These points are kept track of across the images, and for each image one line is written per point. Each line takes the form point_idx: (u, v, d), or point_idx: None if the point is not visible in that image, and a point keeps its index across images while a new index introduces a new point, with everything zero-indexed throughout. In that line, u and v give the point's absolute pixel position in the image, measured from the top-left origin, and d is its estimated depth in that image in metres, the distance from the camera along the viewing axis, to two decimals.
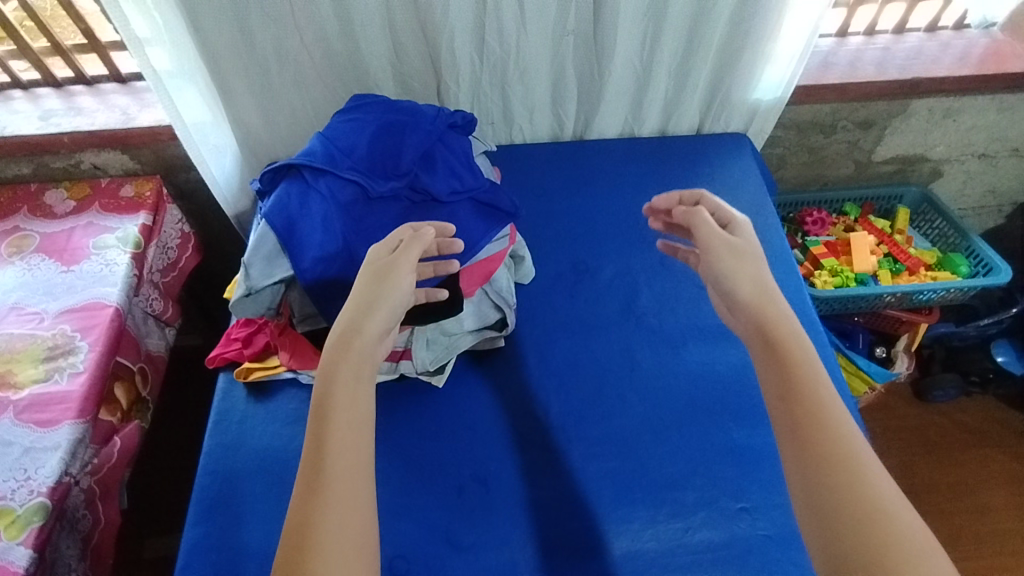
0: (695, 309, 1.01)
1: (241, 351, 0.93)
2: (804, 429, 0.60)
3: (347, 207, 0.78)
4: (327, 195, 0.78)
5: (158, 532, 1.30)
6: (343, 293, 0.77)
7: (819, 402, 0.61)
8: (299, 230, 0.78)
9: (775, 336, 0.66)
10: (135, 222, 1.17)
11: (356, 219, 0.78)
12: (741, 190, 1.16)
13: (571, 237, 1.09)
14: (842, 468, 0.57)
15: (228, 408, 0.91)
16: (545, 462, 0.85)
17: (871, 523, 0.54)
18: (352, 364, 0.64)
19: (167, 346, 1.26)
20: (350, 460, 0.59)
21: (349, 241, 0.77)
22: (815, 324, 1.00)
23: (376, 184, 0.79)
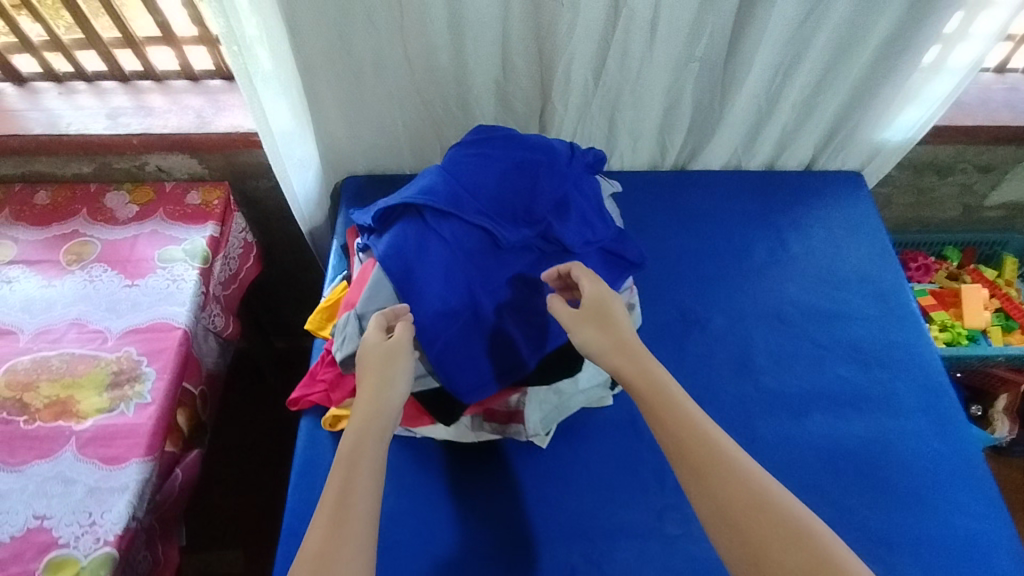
0: (817, 372, 0.92)
1: (327, 394, 0.85)
2: (710, 482, 0.55)
3: (474, 256, 0.69)
4: (453, 240, 0.69)
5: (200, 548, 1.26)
6: (464, 354, 0.70)
7: (706, 437, 0.57)
8: (419, 278, 0.69)
9: (649, 394, 0.61)
10: (202, 233, 1.08)
11: (483, 273, 0.70)
12: (861, 237, 1.06)
13: (678, 281, 1.00)
14: (743, 502, 0.53)
15: (313, 458, 0.83)
16: (662, 543, 0.77)
17: (800, 554, 0.50)
18: (367, 437, 0.58)
19: (224, 364, 1.19)
20: (361, 522, 0.53)
21: (474, 296, 0.69)
22: (951, 398, 0.90)
23: (507, 233, 0.70)
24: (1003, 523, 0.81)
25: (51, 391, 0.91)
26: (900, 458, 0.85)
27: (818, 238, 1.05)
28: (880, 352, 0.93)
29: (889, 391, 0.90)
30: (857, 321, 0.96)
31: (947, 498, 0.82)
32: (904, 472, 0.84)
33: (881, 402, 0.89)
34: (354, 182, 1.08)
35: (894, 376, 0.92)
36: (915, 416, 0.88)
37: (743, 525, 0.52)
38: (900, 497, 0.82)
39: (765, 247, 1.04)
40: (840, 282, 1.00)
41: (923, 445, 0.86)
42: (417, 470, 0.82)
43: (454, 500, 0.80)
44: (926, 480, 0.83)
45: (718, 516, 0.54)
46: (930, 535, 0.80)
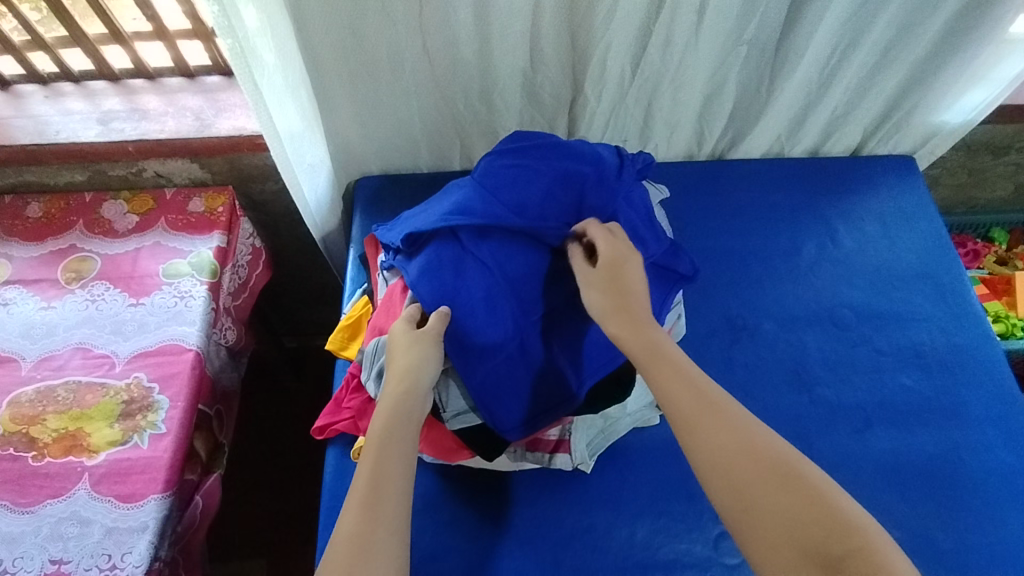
0: (876, 380, 0.86)
1: (354, 423, 0.79)
2: (703, 433, 0.52)
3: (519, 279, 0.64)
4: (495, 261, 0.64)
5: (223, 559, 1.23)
6: (508, 389, 0.63)
7: (699, 389, 0.54)
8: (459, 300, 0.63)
9: (647, 351, 0.57)
10: (209, 244, 1.01)
11: (529, 295, 0.64)
12: (916, 230, 0.99)
13: (721, 284, 0.93)
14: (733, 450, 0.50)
15: (342, 492, 0.78)
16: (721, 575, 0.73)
17: (789, 499, 0.47)
18: (397, 418, 0.55)
19: (238, 377, 1.13)
20: (395, 506, 0.50)
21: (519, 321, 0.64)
22: (1020, 404, 0.85)
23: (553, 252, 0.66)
24: None
25: (58, 424, 0.86)
26: (969, 473, 0.80)
27: (869, 231, 0.98)
28: (942, 357, 0.88)
29: (954, 399, 0.84)
30: (914, 323, 0.90)
31: (1021, 515, 0.77)
32: (974, 489, 0.79)
33: (946, 412, 0.84)
34: (370, 184, 1.00)
35: (958, 382, 0.86)
36: (982, 425, 0.83)
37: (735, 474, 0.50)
38: (974, 516, 0.77)
39: (813, 244, 0.97)
40: (895, 281, 0.94)
41: (993, 457, 0.81)
42: (454, 501, 0.77)
43: (497, 533, 0.75)
44: (997, 496, 0.78)
45: (710, 466, 0.51)
46: (1007, 555, 0.75)
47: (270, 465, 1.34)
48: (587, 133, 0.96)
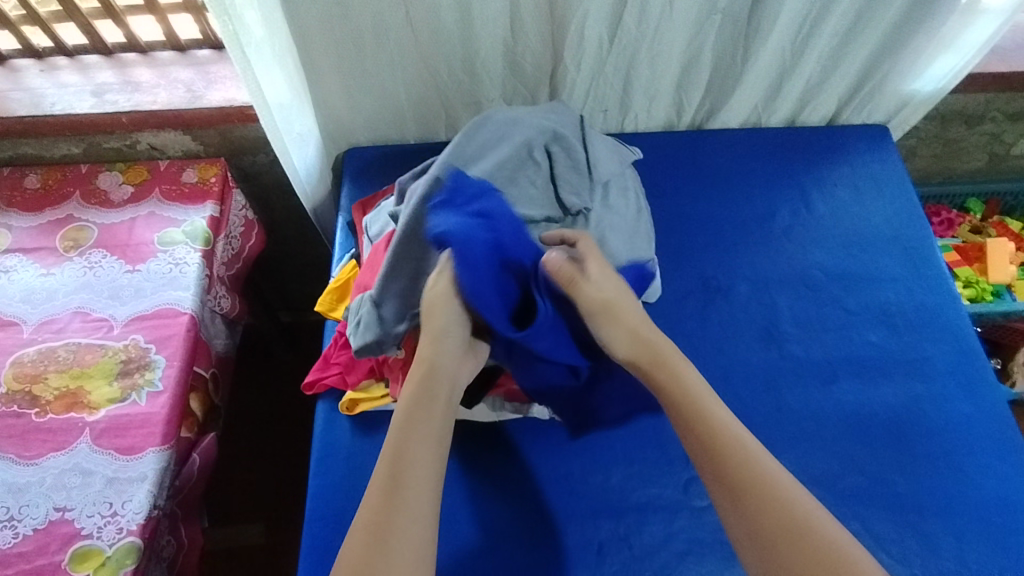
0: (844, 337, 0.89)
1: (343, 377, 0.83)
2: (710, 453, 0.62)
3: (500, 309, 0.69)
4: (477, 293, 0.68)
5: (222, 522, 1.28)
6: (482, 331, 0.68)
7: (707, 414, 0.65)
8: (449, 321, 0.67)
9: (669, 377, 0.67)
10: (202, 213, 1.05)
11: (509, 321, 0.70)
12: (888, 195, 1.02)
13: (697, 247, 0.96)
14: (735, 470, 0.61)
15: (331, 443, 0.82)
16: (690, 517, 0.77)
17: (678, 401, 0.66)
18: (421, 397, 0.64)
19: (233, 343, 1.17)
20: (415, 495, 0.58)
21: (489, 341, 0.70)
22: (981, 360, 0.88)
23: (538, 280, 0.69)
24: None
25: (60, 382, 0.89)
26: (928, 422, 0.83)
27: (842, 196, 1.01)
28: (908, 316, 0.91)
29: (917, 355, 0.88)
30: (883, 282, 0.94)
31: (976, 462, 0.81)
32: (933, 436, 0.82)
33: (909, 366, 0.87)
34: (358, 156, 1.03)
35: (922, 338, 0.89)
36: (944, 378, 0.86)
37: (735, 488, 0.60)
38: (932, 462, 0.81)
39: (788, 209, 1.00)
40: (866, 244, 0.97)
41: (952, 408, 0.84)
42: None
43: (478, 480, 0.79)
44: (956, 444, 0.82)
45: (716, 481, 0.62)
46: (960, 498, 0.79)
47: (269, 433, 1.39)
48: (568, 102, 0.99)
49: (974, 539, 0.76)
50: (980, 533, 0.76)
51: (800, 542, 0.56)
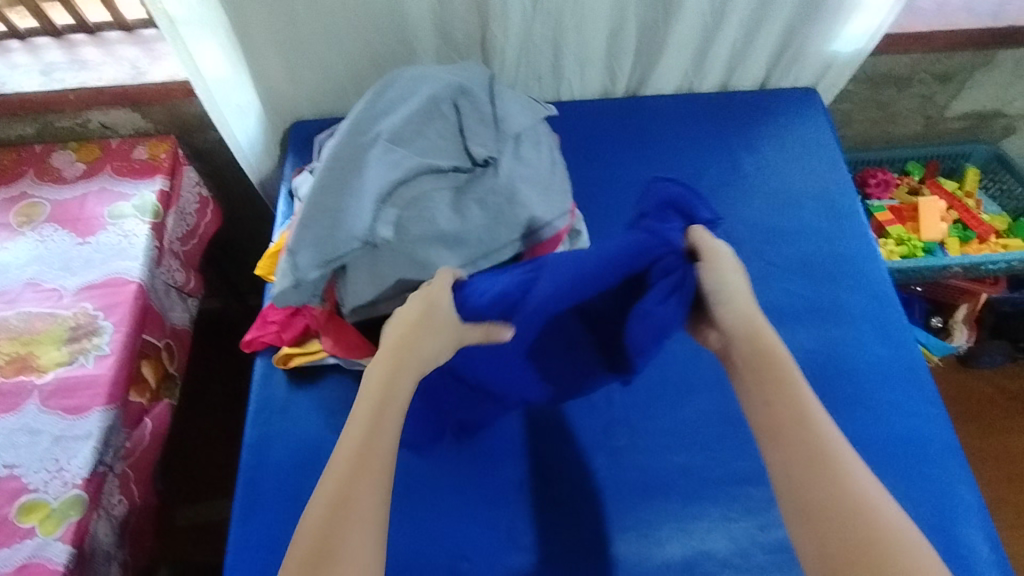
0: (765, 287, 0.93)
1: (279, 335, 0.87)
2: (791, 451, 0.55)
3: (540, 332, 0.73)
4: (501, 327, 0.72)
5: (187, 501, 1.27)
6: (387, 274, 0.70)
7: (802, 412, 0.56)
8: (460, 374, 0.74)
9: (765, 366, 0.59)
10: (152, 187, 1.08)
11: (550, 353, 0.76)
12: (813, 154, 1.05)
13: (626, 207, 1.00)
14: (813, 477, 0.53)
15: (268, 397, 0.85)
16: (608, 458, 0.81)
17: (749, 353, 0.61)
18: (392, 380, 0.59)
19: (190, 317, 1.19)
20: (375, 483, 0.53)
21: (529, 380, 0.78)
22: (894, 306, 0.92)
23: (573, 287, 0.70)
24: (935, 419, 0.84)
25: (10, 348, 0.93)
26: (841, 364, 0.87)
27: (768, 156, 1.05)
28: (825, 265, 0.95)
29: (833, 302, 0.92)
30: (805, 237, 0.97)
31: (885, 400, 0.85)
32: (846, 378, 0.86)
33: (826, 313, 0.91)
34: (302, 129, 1.06)
35: (839, 288, 0.93)
36: (859, 324, 0.90)
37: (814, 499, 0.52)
38: (842, 402, 0.84)
39: (715, 169, 1.03)
40: (789, 201, 1.01)
41: (865, 351, 0.88)
42: None
43: None
44: (866, 384, 0.86)
45: (787, 485, 0.54)
46: (869, 435, 0.82)
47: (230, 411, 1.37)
48: (500, 70, 1.02)
49: (880, 471, 0.80)
50: (884, 465, 0.80)
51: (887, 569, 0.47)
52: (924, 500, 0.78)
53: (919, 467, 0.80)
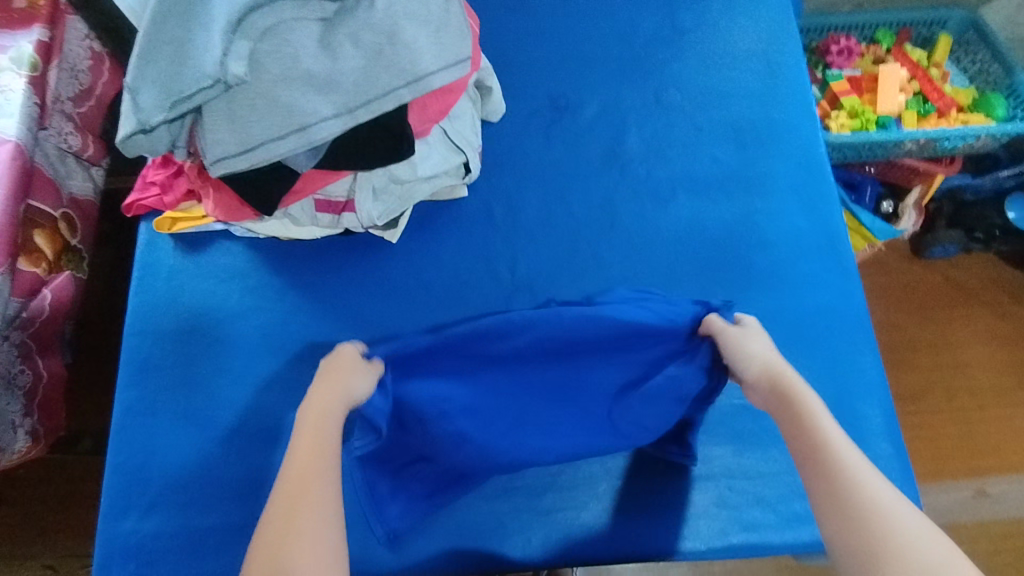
0: (690, 154, 0.87)
1: (161, 199, 0.80)
2: (818, 482, 0.54)
3: (533, 382, 0.72)
4: (455, 369, 0.71)
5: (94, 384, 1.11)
6: (246, 118, 0.63)
7: (825, 447, 0.55)
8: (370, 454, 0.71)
9: (790, 409, 0.59)
10: (29, 38, 0.93)
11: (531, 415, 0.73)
12: (762, 8, 0.95)
13: (549, 64, 0.91)
14: (837, 505, 0.51)
15: (152, 263, 0.81)
16: None
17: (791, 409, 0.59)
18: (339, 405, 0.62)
19: (96, 189, 1.08)
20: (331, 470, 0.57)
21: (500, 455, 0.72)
22: (825, 177, 0.87)
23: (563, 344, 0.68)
24: (852, 295, 0.82)
25: None
26: (762, 236, 0.83)
27: (712, 8, 0.94)
28: (758, 132, 0.88)
29: (761, 171, 0.87)
30: (740, 99, 0.90)
31: (802, 275, 0.82)
32: (762, 250, 0.83)
33: (750, 182, 0.86)
34: None
35: (769, 155, 0.87)
36: (783, 194, 0.86)
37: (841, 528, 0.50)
38: (756, 276, 0.81)
39: (652, 23, 0.93)
40: (729, 61, 0.92)
41: (787, 223, 0.84)
42: (266, 269, 0.81)
43: (301, 296, 0.80)
44: (783, 257, 0.82)
45: (821, 502, 0.53)
46: (779, 310, 0.80)
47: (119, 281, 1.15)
48: None
49: (786, 345, 0.78)
50: (789, 339, 0.79)
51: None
52: (825, 372, 0.78)
53: (826, 341, 0.79)
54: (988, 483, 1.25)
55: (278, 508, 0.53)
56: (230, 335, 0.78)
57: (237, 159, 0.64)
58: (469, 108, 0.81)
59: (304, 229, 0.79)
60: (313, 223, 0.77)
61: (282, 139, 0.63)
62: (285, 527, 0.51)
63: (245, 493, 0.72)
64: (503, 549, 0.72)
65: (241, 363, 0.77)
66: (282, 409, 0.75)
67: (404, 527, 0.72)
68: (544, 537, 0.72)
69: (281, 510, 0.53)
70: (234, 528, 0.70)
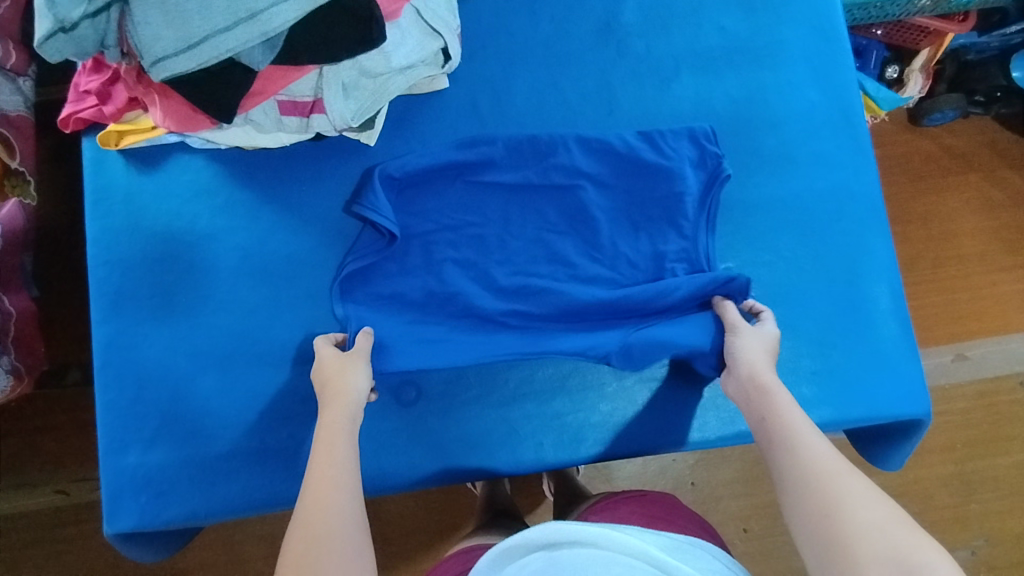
0: (693, 23, 0.78)
1: (100, 110, 0.70)
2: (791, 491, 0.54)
3: (543, 251, 0.74)
4: (472, 244, 0.73)
5: (69, 316, 1.05)
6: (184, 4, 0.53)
7: (783, 434, 0.58)
8: (380, 310, 0.71)
9: (756, 399, 0.62)
10: None
11: (541, 264, 0.73)
12: None
13: None
14: (798, 493, 0.53)
15: (106, 185, 0.73)
16: (500, 227, 0.74)
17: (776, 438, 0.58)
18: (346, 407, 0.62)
19: (28, 101, 0.93)
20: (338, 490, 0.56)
21: (508, 312, 0.71)
22: (841, 42, 0.80)
23: (580, 170, 0.74)
24: (864, 173, 0.77)
25: None
26: (770, 113, 0.77)
27: None
28: None
29: (771, 40, 0.78)
30: None
31: (812, 154, 0.77)
32: (771, 128, 0.77)
33: (760, 52, 0.78)
34: None
35: (780, 21, 0.79)
36: (795, 64, 0.78)
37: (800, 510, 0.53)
38: (764, 156, 0.76)
39: None
40: None
41: (798, 97, 0.78)
42: (233, 182, 0.73)
43: (277, 213, 0.73)
44: (794, 136, 0.77)
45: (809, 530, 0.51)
46: (788, 192, 0.76)
47: (70, 205, 1.04)
48: None
49: (795, 230, 0.75)
50: (800, 225, 0.75)
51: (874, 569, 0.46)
52: (833, 254, 0.75)
53: (836, 223, 0.76)
54: (968, 346, 1.22)
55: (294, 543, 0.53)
56: (205, 259, 0.72)
57: (182, 58, 0.54)
58: None
59: (269, 137, 0.71)
60: (276, 129, 0.68)
61: (231, 30, 0.53)
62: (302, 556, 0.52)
63: (247, 420, 0.70)
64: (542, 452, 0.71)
65: (221, 289, 0.72)
66: (275, 334, 0.71)
67: (432, 439, 0.70)
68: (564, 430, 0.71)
69: (296, 546, 0.53)
70: (241, 454, 0.69)
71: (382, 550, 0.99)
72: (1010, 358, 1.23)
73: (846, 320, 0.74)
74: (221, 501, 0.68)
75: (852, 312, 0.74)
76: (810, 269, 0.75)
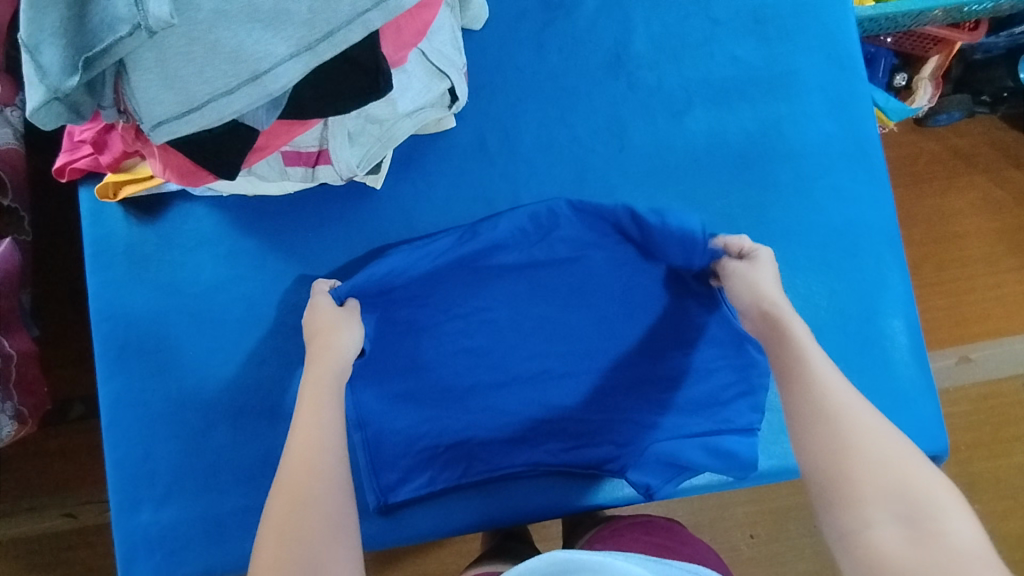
0: (705, 53, 0.76)
1: (97, 160, 0.68)
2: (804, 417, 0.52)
3: (558, 310, 0.72)
4: (486, 294, 0.72)
5: (67, 350, 1.02)
6: (183, 66, 0.50)
7: (796, 352, 0.56)
8: (394, 358, 0.70)
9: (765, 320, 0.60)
10: None
11: (560, 340, 0.71)
12: None
13: None
14: (813, 417, 0.52)
15: (106, 235, 0.71)
16: (514, 297, 0.72)
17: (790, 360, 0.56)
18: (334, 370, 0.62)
19: (21, 136, 0.89)
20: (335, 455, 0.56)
21: (530, 402, 0.69)
22: (856, 69, 0.78)
23: (588, 240, 0.72)
24: (881, 204, 0.76)
25: None
26: (787, 145, 0.75)
27: None
28: (781, 20, 0.77)
29: (785, 68, 0.77)
30: None
31: (829, 185, 0.75)
32: (788, 159, 0.75)
33: (775, 83, 0.76)
34: None
35: (794, 48, 0.77)
36: (810, 95, 0.76)
37: (806, 430, 0.51)
38: (778, 189, 0.74)
39: None
40: None
41: (814, 128, 0.76)
42: (237, 228, 0.72)
43: (281, 259, 0.71)
44: (810, 168, 0.75)
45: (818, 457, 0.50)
46: (806, 226, 0.74)
47: (66, 237, 1.02)
48: None
49: (811, 264, 0.73)
50: (816, 258, 0.74)
51: (876, 497, 0.46)
52: (850, 289, 0.74)
53: (853, 255, 0.74)
54: (976, 353, 1.19)
55: (281, 497, 0.53)
56: (210, 307, 0.70)
57: (184, 120, 0.52)
58: (448, 20, 0.68)
59: (272, 184, 0.69)
60: (277, 177, 0.67)
61: (232, 93, 0.51)
62: (287, 519, 0.52)
63: (256, 472, 0.68)
64: (588, 503, 0.68)
65: (230, 340, 0.70)
66: (283, 384, 0.70)
67: (466, 514, 0.67)
68: (587, 490, 0.68)
69: (282, 511, 0.52)
70: (252, 510, 0.68)
71: (381, 569, 0.93)
72: (1019, 364, 1.20)
73: (861, 354, 0.73)
74: (231, 558, 0.67)
75: (871, 348, 0.73)
76: (828, 303, 0.73)
